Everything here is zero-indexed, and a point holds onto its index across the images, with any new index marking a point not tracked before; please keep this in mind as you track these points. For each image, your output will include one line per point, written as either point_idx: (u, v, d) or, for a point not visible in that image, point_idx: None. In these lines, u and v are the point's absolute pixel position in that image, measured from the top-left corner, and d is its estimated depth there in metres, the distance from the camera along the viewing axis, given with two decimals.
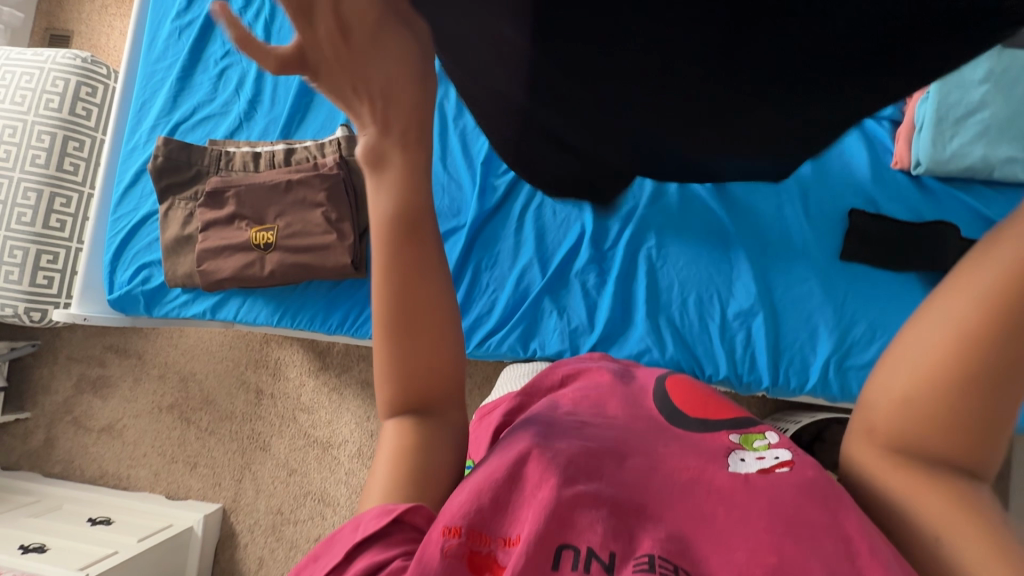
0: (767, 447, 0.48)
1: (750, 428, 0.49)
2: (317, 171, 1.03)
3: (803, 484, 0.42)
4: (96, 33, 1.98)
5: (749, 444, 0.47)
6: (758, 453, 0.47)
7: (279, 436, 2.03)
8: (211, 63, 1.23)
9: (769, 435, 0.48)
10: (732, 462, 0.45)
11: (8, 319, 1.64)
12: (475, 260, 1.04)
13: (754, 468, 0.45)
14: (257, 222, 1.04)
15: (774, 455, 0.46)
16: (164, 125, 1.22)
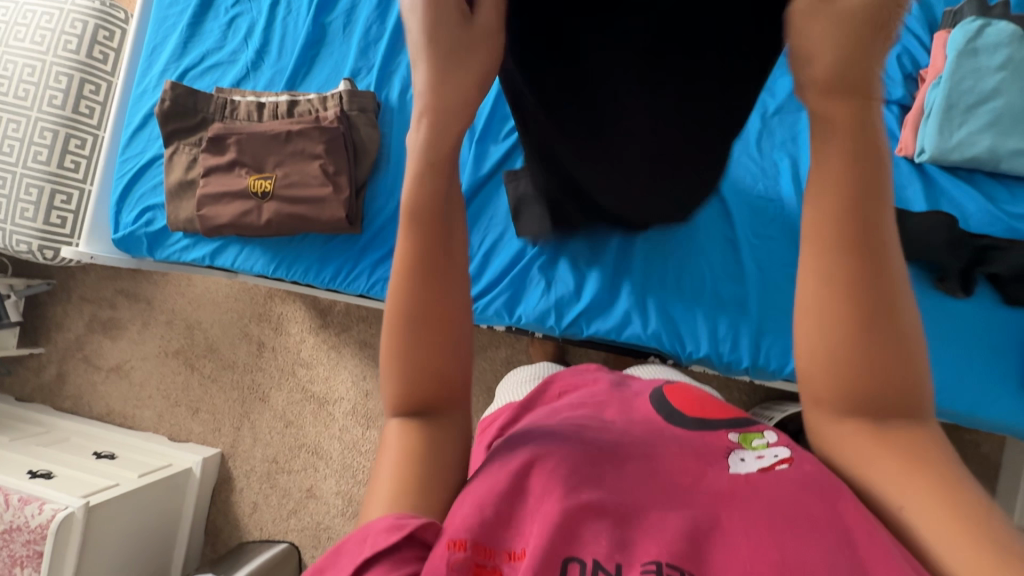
0: (765, 445, 0.51)
1: (750, 428, 0.54)
2: (317, 124, 1.04)
3: (802, 480, 0.43)
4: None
5: (747, 443, 0.51)
6: (757, 451, 0.50)
7: (278, 388, 2.09)
8: (222, 10, 1.23)
9: (767, 434, 0.52)
10: (732, 463, 0.49)
11: (23, 256, 1.70)
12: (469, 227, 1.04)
13: (752, 465, 0.48)
14: (256, 170, 1.05)
15: (773, 454, 0.49)
16: (173, 69, 1.23)
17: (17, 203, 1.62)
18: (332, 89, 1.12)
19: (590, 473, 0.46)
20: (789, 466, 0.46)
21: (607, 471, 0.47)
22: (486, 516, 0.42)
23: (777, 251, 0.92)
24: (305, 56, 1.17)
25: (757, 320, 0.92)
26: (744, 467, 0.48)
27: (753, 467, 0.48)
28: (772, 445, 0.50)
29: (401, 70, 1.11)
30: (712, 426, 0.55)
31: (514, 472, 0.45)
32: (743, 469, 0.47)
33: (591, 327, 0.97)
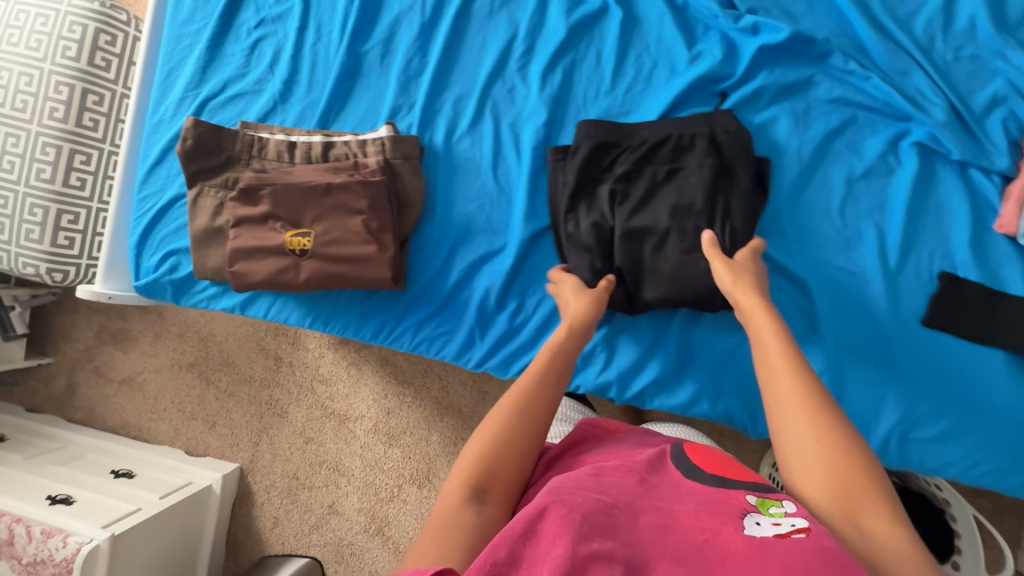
0: (783, 512, 0.57)
1: (770, 495, 0.60)
2: (359, 176, 0.95)
3: (818, 551, 0.50)
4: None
5: (765, 509, 0.57)
6: (773, 517, 0.57)
7: (297, 404, 2.04)
8: (244, 32, 1.12)
9: (784, 504, 0.58)
10: (748, 527, 0.55)
11: (30, 277, 1.61)
12: (519, 287, 0.98)
13: (768, 528, 0.54)
14: (292, 224, 0.97)
15: (789, 522, 0.55)
16: (192, 99, 1.13)
17: (21, 224, 1.52)
18: (371, 131, 1.03)
19: (603, 524, 0.53)
20: (805, 536, 0.53)
21: (622, 526, 0.54)
22: (499, 557, 0.49)
23: (855, 326, 0.87)
24: (339, 90, 1.07)
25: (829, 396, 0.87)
26: (758, 532, 0.54)
27: (768, 531, 0.54)
28: (788, 514, 0.56)
29: (448, 111, 1.02)
30: (732, 488, 0.62)
31: (531, 517, 0.52)
32: (759, 533, 0.54)
33: (656, 401, 0.93)
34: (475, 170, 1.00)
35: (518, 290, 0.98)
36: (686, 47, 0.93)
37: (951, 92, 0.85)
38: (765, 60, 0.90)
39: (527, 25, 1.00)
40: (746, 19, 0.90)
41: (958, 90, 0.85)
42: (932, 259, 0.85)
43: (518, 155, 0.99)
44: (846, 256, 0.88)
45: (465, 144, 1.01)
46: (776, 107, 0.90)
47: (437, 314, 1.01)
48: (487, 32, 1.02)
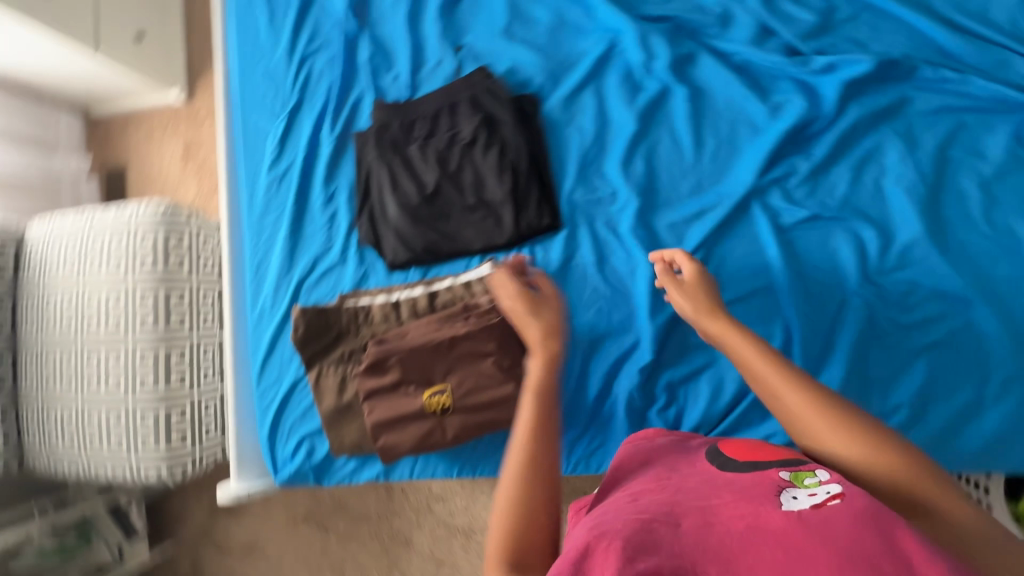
0: (815, 481, 0.57)
1: (802, 466, 0.60)
2: (477, 322, 0.95)
3: (854, 513, 0.50)
4: (155, 166, 1.97)
5: (800, 481, 0.57)
6: (810, 488, 0.56)
7: (419, 529, 1.99)
8: (317, 209, 1.15)
9: (819, 474, 0.58)
10: (784, 501, 0.54)
11: (151, 481, 1.64)
12: (665, 382, 0.94)
13: (807, 499, 0.54)
14: (425, 384, 0.96)
15: (825, 490, 0.54)
16: (286, 285, 1.15)
17: (136, 434, 1.56)
18: (469, 270, 1.03)
19: (644, 544, 0.51)
20: (841, 500, 0.53)
21: (665, 540, 0.51)
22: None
23: None
24: None
25: (995, 393, 0.81)
26: (796, 506, 0.53)
27: (807, 504, 0.54)
28: (824, 483, 0.56)
29: None
30: (765, 467, 0.62)
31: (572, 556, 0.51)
32: (796, 506, 0.53)
33: None
34: (583, 276, 0.99)
35: (665, 385, 0.94)
36: (762, 103, 0.93)
37: None
38: (851, 94, 0.89)
39: (593, 126, 1.01)
40: (817, 61, 0.90)
41: None
42: None
43: (621, 250, 0.98)
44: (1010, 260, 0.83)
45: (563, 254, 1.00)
46: (877, 134, 0.89)
47: (587, 431, 0.97)
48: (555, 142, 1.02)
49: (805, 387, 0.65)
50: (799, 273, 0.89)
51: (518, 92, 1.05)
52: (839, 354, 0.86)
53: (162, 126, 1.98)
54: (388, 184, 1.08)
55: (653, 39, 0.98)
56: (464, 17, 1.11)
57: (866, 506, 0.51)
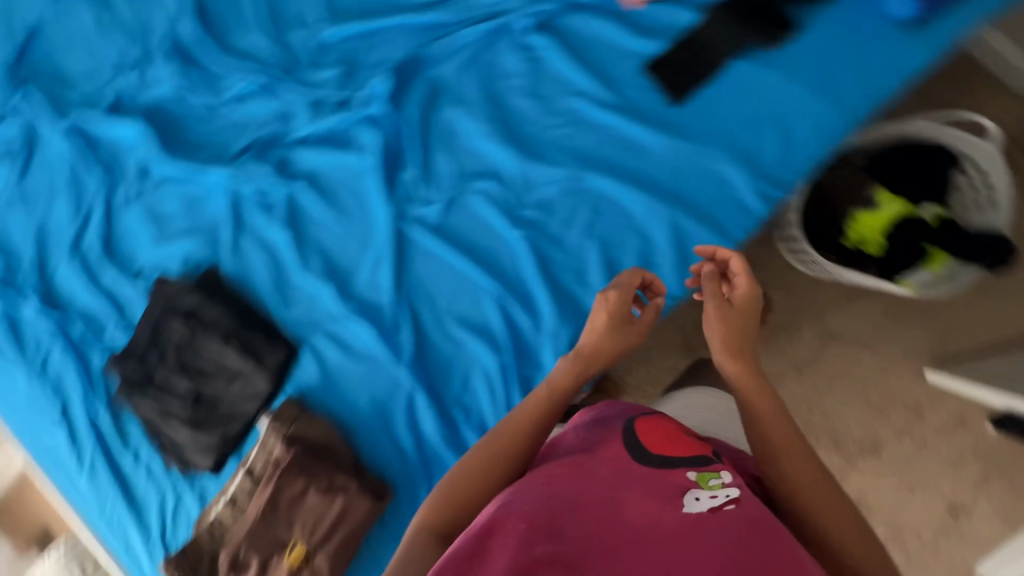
0: (719, 484, 0.65)
1: (707, 469, 0.67)
2: (280, 468, 1.01)
3: (745, 520, 0.58)
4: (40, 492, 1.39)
5: (703, 484, 0.64)
6: (711, 489, 0.63)
7: None
8: (133, 470, 1.19)
9: (721, 476, 0.66)
10: (688, 503, 0.61)
11: None
12: (450, 401, 1.01)
13: (708, 501, 0.61)
14: (282, 548, 1.00)
15: (723, 495, 0.63)
16: (155, 548, 1.16)
17: None
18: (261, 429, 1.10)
19: (548, 534, 0.53)
20: (735, 506, 0.61)
21: (563, 526, 0.54)
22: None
23: (637, 155, 0.91)
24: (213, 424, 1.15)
25: (636, 223, 0.92)
26: (697, 508, 0.60)
27: (705, 506, 0.61)
28: (724, 486, 0.65)
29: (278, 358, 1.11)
30: (673, 468, 0.67)
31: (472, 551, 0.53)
32: (698, 508, 0.60)
33: None
34: (339, 369, 1.07)
35: (452, 403, 1.01)
36: (351, 151, 1.03)
37: None
38: (398, 101, 1.00)
39: (265, 258, 1.10)
40: (359, 96, 1.01)
41: None
42: (624, 63, 0.93)
43: (346, 329, 1.06)
44: (580, 129, 0.93)
45: (313, 365, 1.08)
46: (436, 112, 0.99)
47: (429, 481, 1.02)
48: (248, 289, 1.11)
49: (771, 398, 0.72)
50: (469, 250, 0.99)
51: (198, 274, 1.13)
52: (534, 280, 0.95)
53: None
54: (163, 417, 1.12)
55: (250, 167, 1.08)
56: (125, 248, 1.19)
57: (756, 516, 0.60)
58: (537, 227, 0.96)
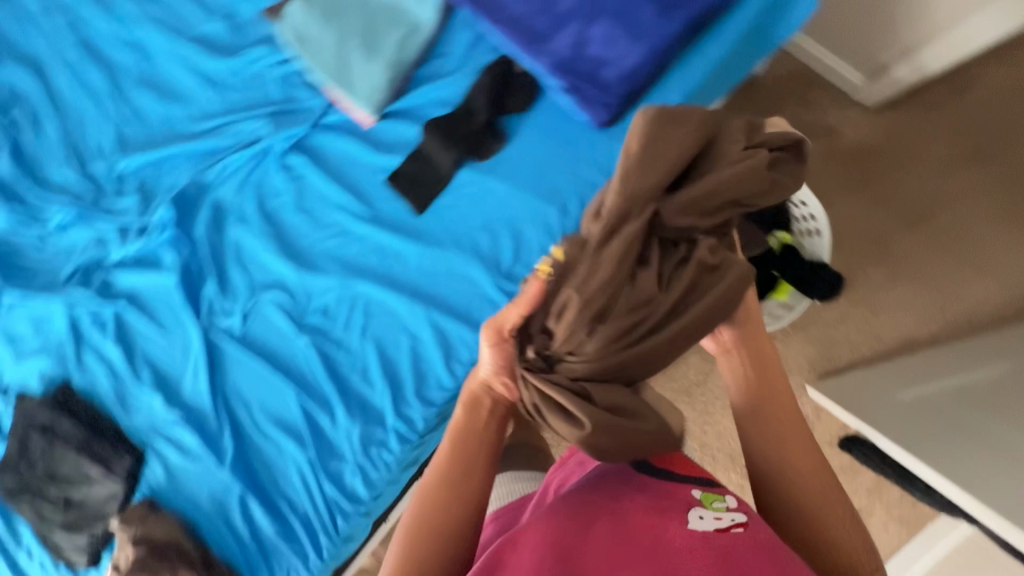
0: (723, 507, 0.70)
1: (710, 494, 0.73)
2: (131, 566, 1.12)
3: (753, 542, 0.64)
4: None
5: (706, 503, 0.70)
6: (715, 510, 0.69)
7: None
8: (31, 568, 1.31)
9: (721, 498, 0.71)
10: (692, 520, 0.67)
11: None
12: (275, 501, 1.08)
13: (710, 520, 0.67)
14: None
15: (728, 516, 0.68)
16: None
17: None
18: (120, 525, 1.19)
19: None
20: (744, 528, 0.65)
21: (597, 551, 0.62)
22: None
23: (399, 254, 1.02)
24: (81, 521, 1.24)
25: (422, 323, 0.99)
26: (702, 526, 0.66)
27: (710, 523, 0.66)
28: (725, 507, 0.69)
29: (127, 465, 1.18)
30: (681, 485, 0.74)
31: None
32: (703, 526, 0.66)
33: (389, 448, 1.00)
34: (185, 471, 1.16)
35: (278, 497, 1.08)
36: (160, 271, 1.11)
37: (268, 108, 1.12)
38: (190, 223, 1.10)
39: (104, 372, 1.19)
40: (157, 220, 1.10)
41: (264, 107, 1.13)
42: (373, 175, 1.07)
43: (181, 446, 1.15)
44: (344, 234, 1.04)
45: (161, 471, 1.17)
46: (229, 232, 1.09)
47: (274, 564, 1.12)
48: (99, 390, 1.21)
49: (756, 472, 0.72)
50: (270, 357, 1.06)
51: (52, 389, 1.23)
52: (325, 383, 1.03)
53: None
54: (40, 521, 1.25)
55: (77, 293, 1.18)
56: None
57: (763, 538, 0.64)
58: (326, 328, 1.03)
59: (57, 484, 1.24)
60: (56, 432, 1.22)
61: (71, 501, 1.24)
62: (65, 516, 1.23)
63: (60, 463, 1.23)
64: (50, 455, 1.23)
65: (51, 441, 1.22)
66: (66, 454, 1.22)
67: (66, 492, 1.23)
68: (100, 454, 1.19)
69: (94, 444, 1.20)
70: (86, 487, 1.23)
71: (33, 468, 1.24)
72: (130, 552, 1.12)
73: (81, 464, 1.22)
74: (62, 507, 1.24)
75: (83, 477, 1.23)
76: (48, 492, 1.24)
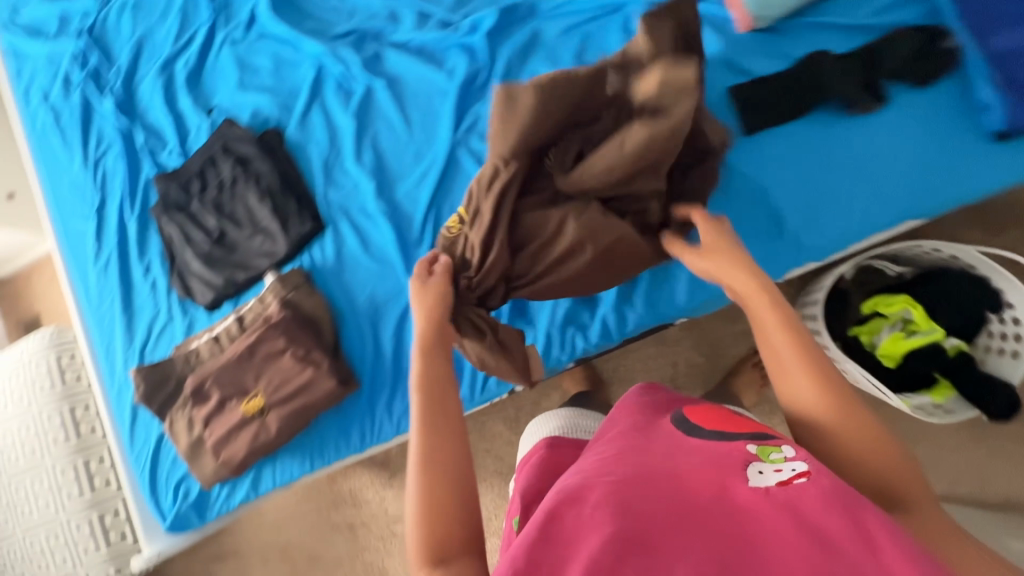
0: (782, 457, 0.61)
1: (768, 444, 0.63)
2: (268, 324, 1.09)
3: (829, 492, 0.55)
4: (70, 231, 1.37)
5: (765, 457, 0.61)
6: (775, 463, 0.60)
7: (388, 554, 1.77)
8: (142, 281, 1.29)
9: (782, 449, 0.62)
10: (752, 477, 0.58)
11: None
12: None
13: (771, 476, 0.58)
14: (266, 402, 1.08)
15: (790, 467, 0.59)
16: (133, 355, 1.27)
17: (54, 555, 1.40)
18: (264, 285, 1.16)
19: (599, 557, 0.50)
20: (808, 478, 0.56)
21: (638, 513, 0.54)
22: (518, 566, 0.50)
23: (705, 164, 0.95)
24: (218, 260, 1.20)
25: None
26: (764, 481, 0.57)
27: (773, 479, 0.57)
28: (787, 457, 0.60)
29: (301, 229, 1.14)
30: (733, 438, 0.66)
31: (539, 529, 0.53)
32: (764, 482, 0.57)
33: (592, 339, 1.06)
34: (354, 261, 1.12)
35: None
36: (441, 71, 1.10)
37: None
38: (498, 38, 1.06)
39: (325, 136, 1.16)
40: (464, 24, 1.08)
41: None
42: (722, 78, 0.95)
43: (365, 237, 1.12)
44: None
45: (330, 250, 1.14)
46: (529, 64, 1.04)
47: (396, 388, 1.09)
48: (309, 148, 1.18)
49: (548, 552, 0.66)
50: None
51: (261, 130, 1.21)
52: None
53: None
54: (184, 242, 1.21)
55: (343, 50, 1.16)
56: (207, 85, 1.28)
57: (835, 487, 0.55)
58: None
59: (220, 214, 1.20)
60: (247, 167, 1.18)
61: (222, 236, 1.20)
62: (210, 248, 1.20)
63: (233, 196, 1.19)
64: (228, 184, 1.19)
65: (236, 171, 1.18)
66: (242, 192, 1.18)
67: (224, 226, 1.20)
68: (283, 208, 1.15)
69: (279, 194, 1.16)
70: (245, 231, 1.18)
71: (206, 189, 1.21)
72: (276, 308, 1.09)
73: (253, 206, 1.17)
74: (213, 238, 1.20)
75: (246, 220, 1.18)
76: (207, 218, 1.21)
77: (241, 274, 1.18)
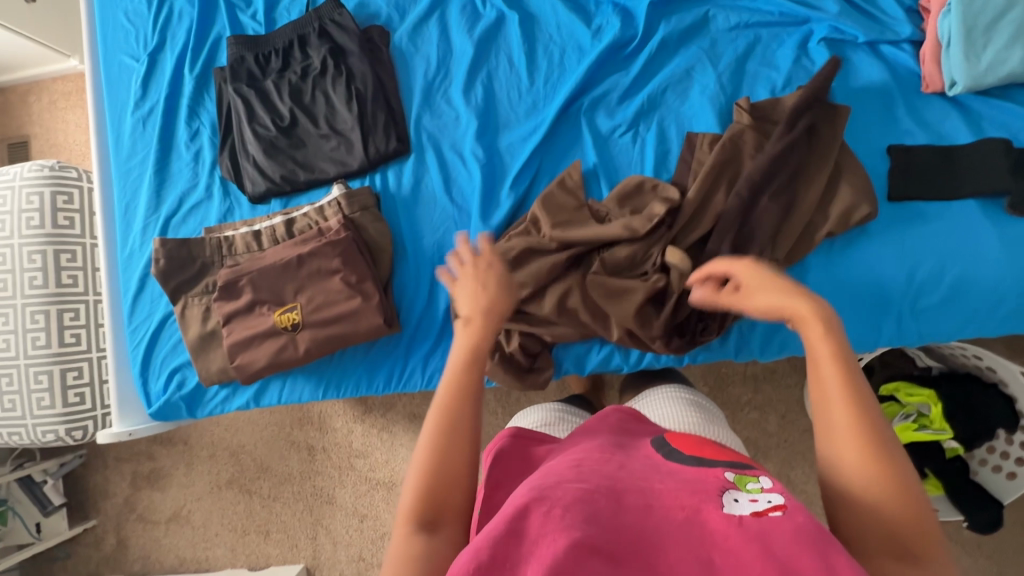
0: (757, 488, 0.54)
1: (745, 473, 0.57)
2: (325, 238, 1.00)
3: (797, 528, 0.47)
4: (107, 62, 1.21)
5: (742, 485, 0.54)
6: (750, 493, 0.53)
7: (340, 486, 1.59)
8: (183, 146, 1.16)
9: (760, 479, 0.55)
10: (726, 503, 0.51)
11: (22, 442, 1.33)
12: None
13: (746, 504, 0.51)
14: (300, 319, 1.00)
15: (766, 497, 0.52)
16: (155, 223, 1.15)
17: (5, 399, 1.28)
18: (325, 195, 1.06)
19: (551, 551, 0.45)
20: (783, 512, 0.49)
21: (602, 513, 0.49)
22: (481, 558, 0.44)
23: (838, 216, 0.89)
24: (277, 150, 1.07)
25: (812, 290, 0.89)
26: (738, 509, 0.50)
27: (747, 508, 0.50)
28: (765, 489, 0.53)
29: (382, 146, 1.04)
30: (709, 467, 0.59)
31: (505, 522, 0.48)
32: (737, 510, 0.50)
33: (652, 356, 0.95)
34: (431, 198, 1.03)
35: None
36: (586, 26, 1.00)
37: None
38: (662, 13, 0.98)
39: (436, 53, 1.05)
40: None
41: None
42: (884, 135, 0.90)
43: (449, 177, 1.03)
44: None
45: (407, 178, 1.04)
46: (683, 52, 0.96)
47: (439, 344, 1.02)
48: (414, 61, 1.06)
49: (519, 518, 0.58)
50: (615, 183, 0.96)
51: (366, 24, 1.09)
52: None
53: (65, 96, 1.81)
54: (244, 117, 1.08)
55: None
56: None
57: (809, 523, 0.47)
58: None
59: (294, 101, 1.07)
60: (341, 60, 1.06)
61: (288, 124, 1.07)
62: (272, 134, 1.07)
63: (315, 87, 1.07)
64: (314, 73, 1.07)
65: (327, 62, 1.06)
66: (325, 85, 1.06)
67: (294, 115, 1.07)
68: (366, 116, 1.04)
69: (366, 100, 1.04)
70: (318, 127, 1.06)
71: (287, 70, 1.08)
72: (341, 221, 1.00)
73: (335, 105, 1.05)
74: (279, 125, 1.07)
75: (322, 117, 1.06)
76: (279, 101, 1.08)
77: (302, 172, 1.07)
